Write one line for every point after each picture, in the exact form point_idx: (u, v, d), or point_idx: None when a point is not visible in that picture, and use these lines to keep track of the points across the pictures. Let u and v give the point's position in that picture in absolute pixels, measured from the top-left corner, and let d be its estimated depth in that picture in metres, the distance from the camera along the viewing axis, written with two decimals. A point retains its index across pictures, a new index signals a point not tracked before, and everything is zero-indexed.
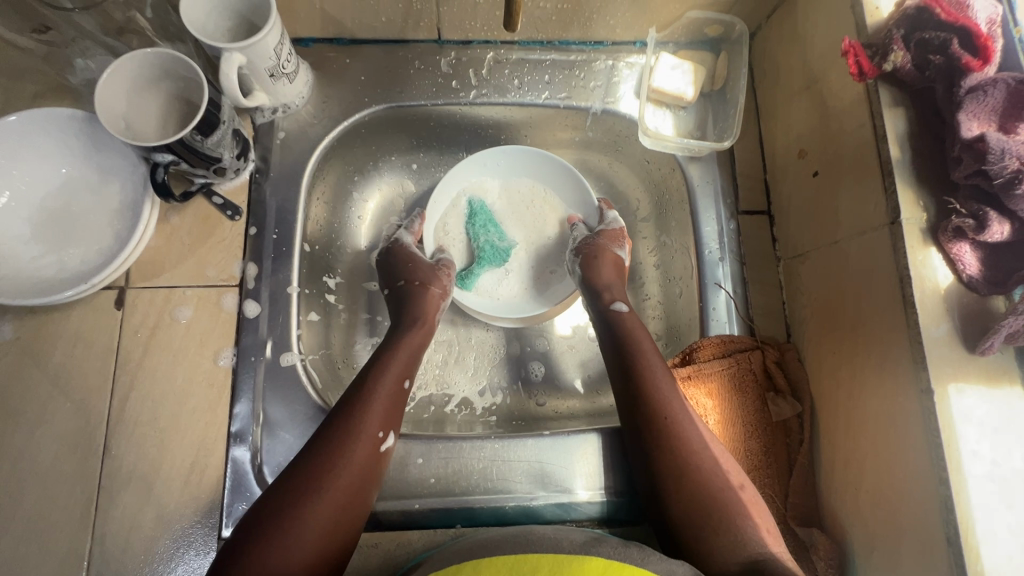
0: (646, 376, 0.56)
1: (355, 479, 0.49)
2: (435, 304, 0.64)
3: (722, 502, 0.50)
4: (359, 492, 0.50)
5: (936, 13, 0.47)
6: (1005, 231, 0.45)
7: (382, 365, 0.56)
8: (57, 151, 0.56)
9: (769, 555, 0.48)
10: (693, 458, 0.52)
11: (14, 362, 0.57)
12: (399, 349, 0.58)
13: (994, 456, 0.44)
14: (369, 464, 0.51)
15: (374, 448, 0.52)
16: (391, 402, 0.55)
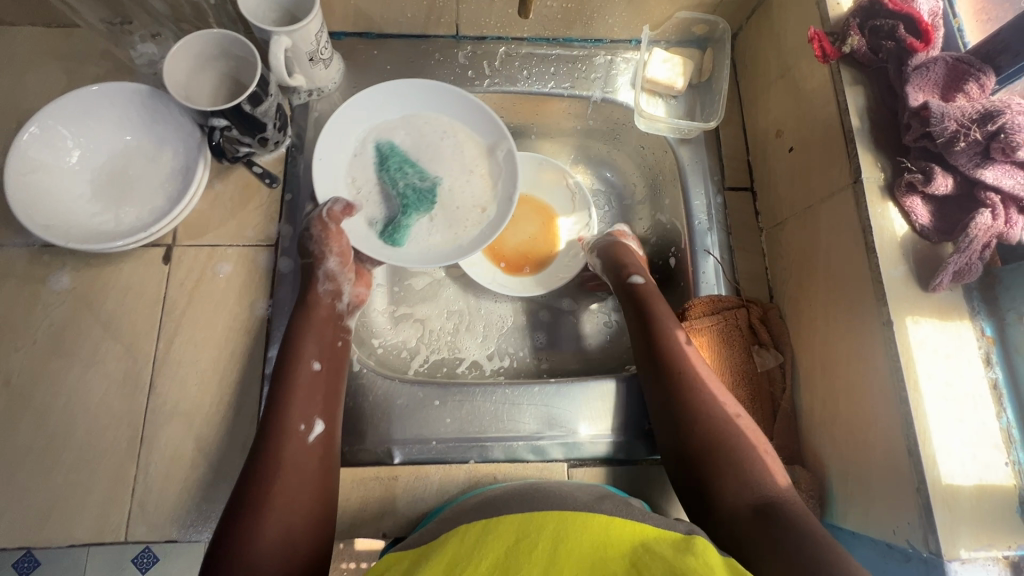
0: (665, 341, 0.63)
1: (296, 479, 0.51)
2: (337, 277, 0.63)
3: (736, 451, 0.54)
4: (310, 486, 0.51)
5: (886, 5, 0.56)
6: (948, 184, 0.52)
7: (292, 359, 0.58)
8: (120, 120, 0.64)
9: (781, 498, 0.51)
10: (706, 412, 0.57)
11: (71, 308, 0.63)
12: (301, 340, 0.59)
13: (944, 377, 0.50)
14: (307, 460, 0.53)
15: (301, 443, 0.53)
16: (306, 393, 0.56)
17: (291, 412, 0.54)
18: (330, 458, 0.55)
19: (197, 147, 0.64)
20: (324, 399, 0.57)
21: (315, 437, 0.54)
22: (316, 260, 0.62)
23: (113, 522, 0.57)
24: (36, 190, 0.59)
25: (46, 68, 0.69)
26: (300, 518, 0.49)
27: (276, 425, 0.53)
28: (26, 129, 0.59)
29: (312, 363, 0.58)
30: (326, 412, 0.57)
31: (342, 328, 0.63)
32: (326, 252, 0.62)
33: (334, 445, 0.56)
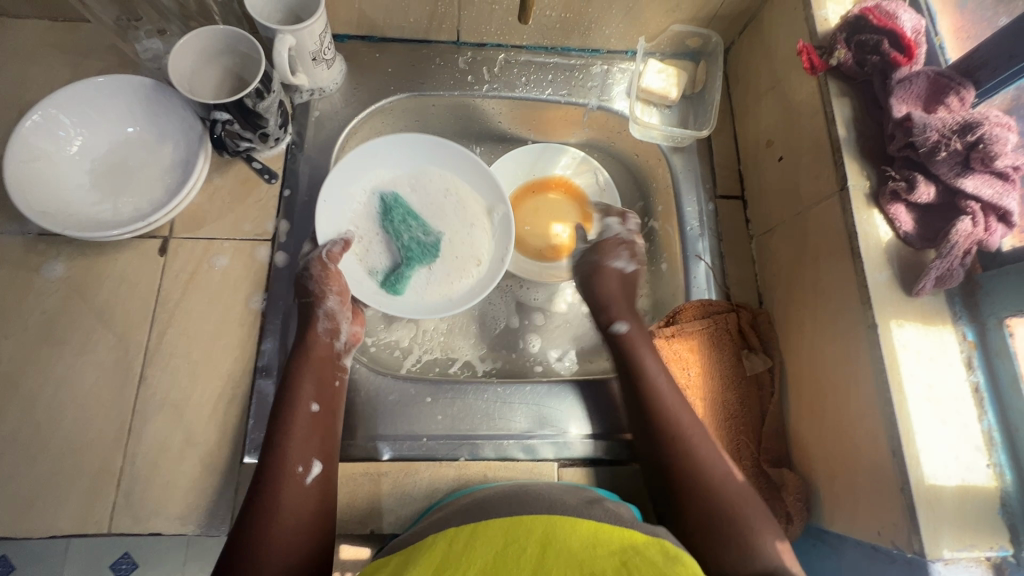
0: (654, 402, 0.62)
1: (291, 525, 0.51)
2: (337, 314, 0.63)
3: (731, 510, 0.54)
4: (306, 528, 0.52)
5: (870, 20, 0.58)
6: (931, 193, 0.54)
7: (292, 408, 0.57)
8: (123, 112, 0.64)
9: (780, 556, 0.51)
10: (699, 473, 0.57)
11: (64, 297, 0.63)
12: (298, 382, 0.58)
13: (927, 380, 0.51)
14: (303, 504, 0.52)
15: (297, 488, 0.53)
16: (303, 439, 0.55)
17: (287, 454, 0.54)
18: (329, 498, 0.55)
19: (198, 141, 0.65)
20: (320, 441, 0.57)
21: (312, 479, 0.54)
22: (315, 300, 0.63)
23: (98, 514, 0.57)
24: (36, 178, 0.59)
25: (51, 61, 0.70)
26: (298, 558, 0.50)
27: (273, 470, 0.53)
28: (29, 117, 0.59)
29: (309, 405, 0.58)
30: (324, 452, 0.56)
31: (340, 367, 0.63)
32: (326, 291, 0.63)
33: (333, 484, 0.56)
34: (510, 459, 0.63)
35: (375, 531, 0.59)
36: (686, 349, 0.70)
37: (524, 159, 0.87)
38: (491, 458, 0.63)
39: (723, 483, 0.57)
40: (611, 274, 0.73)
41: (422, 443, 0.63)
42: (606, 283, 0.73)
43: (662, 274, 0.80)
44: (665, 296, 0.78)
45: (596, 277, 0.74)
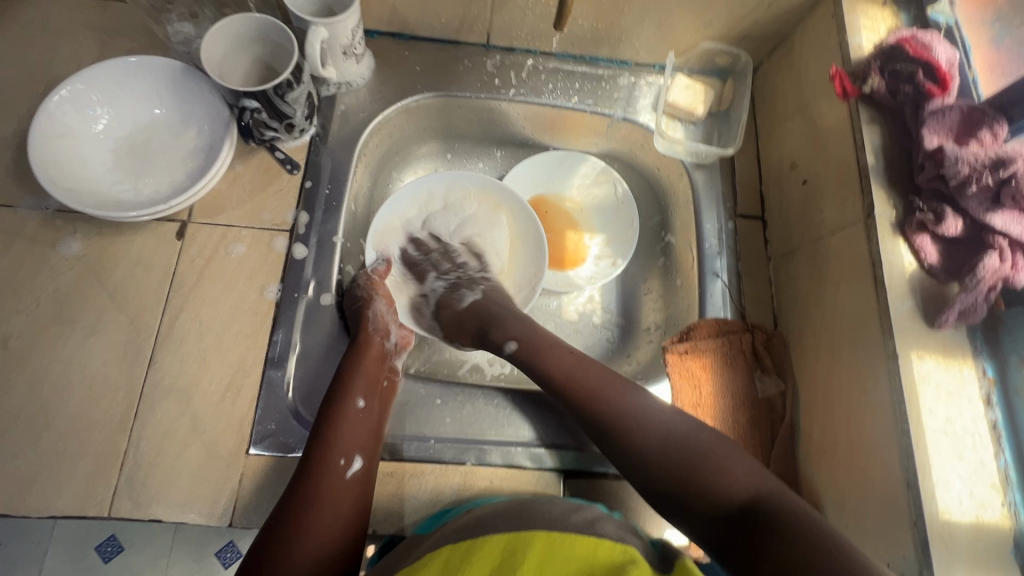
0: (572, 382, 0.59)
1: (329, 516, 0.52)
2: (384, 317, 0.67)
3: (693, 458, 0.52)
4: (343, 521, 0.53)
5: (906, 50, 0.58)
6: (958, 226, 0.54)
7: (341, 399, 0.59)
8: (150, 94, 0.64)
9: (765, 491, 0.49)
10: (637, 431, 0.55)
11: (78, 275, 0.62)
12: (351, 379, 0.60)
13: (946, 414, 0.51)
14: (342, 497, 0.54)
15: (340, 480, 0.54)
16: (349, 431, 0.57)
17: (332, 447, 0.56)
18: (366, 495, 0.56)
19: (223, 128, 0.64)
20: (365, 437, 0.58)
21: (353, 474, 0.55)
22: (363, 303, 0.66)
23: (98, 496, 0.56)
24: (60, 154, 0.59)
25: (79, 37, 0.70)
26: (331, 550, 0.51)
27: (316, 461, 0.54)
28: (58, 92, 0.59)
29: (359, 402, 0.59)
30: (367, 448, 0.58)
31: (389, 368, 0.65)
32: (373, 295, 0.67)
33: (371, 482, 0.57)
34: (519, 467, 0.62)
35: (378, 531, 0.59)
36: (699, 367, 0.68)
37: (545, 164, 0.87)
38: (498, 465, 0.62)
39: (739, 480, 0.50)
40: (467, 313, 0.70)
41: (430, 445, 0.62)
42: (488, 307, 0.69)
43: (676, 290, 0.80)
44: (678, 312, 0.78)
45: (468, 315, 0.69)
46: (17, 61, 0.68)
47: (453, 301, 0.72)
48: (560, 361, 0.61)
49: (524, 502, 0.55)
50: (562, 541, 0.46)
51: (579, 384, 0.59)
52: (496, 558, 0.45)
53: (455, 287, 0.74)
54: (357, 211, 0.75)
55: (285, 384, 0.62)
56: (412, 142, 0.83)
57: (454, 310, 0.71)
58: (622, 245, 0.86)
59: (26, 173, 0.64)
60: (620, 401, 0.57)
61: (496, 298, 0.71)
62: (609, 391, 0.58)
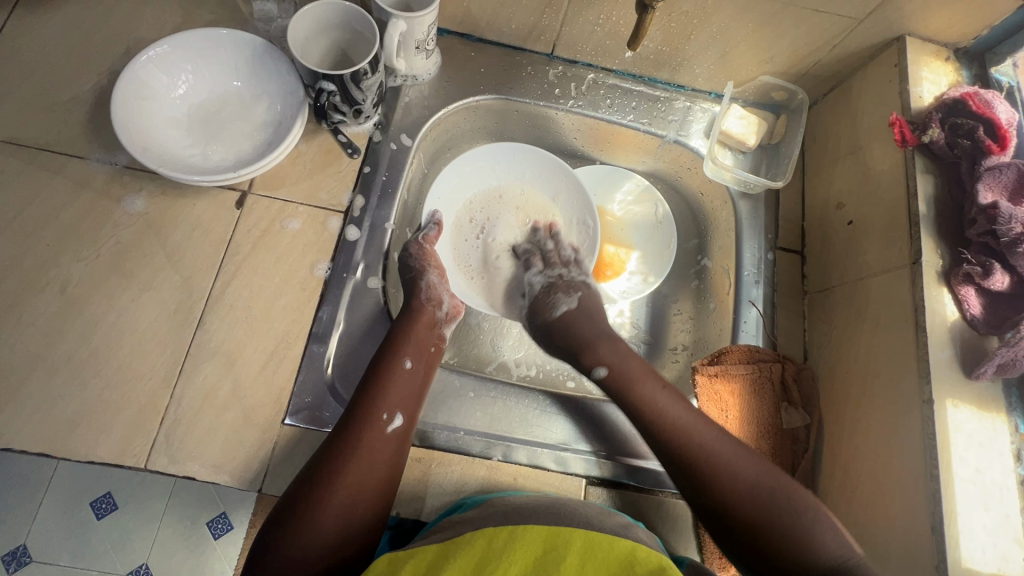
0: (652, 409, 0.62)
1: (367, 464, 0.54)
2: (437, 288, 0.69)
3: (775, 505, 0.55)
4: (379, 473, 0.55)
5: (969, 106, 0.60)
6: (1004, 282, 0.55)
7: (391, 355, 0.61)
8: (230, 66, 0.67)
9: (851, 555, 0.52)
10: (725, 466, 0.57)
11: (139, 231, 0.64)
12: (402, 342, 0.63)
13: (977, 464, 0.52)
14: (381, 449, 0.56)
15: (382, 432, 0.56)
16: (395, 391, 0.59)
17: (378, 401, 0.58)
18: (402, 453, 0.57)
19: (296, 106, 0.66)
20: (409, 397, 0.60)
21: (394, 429, 0.57)
22: (417, 273, 0.69)
23: (136, 447, 0.57)
24: (139, 114, 0.61)
25: (163, 4, 0.72)
26: (366, 498, 0.53)
27: (362, 413, 0.57)
28: (147, 52, 0.62)
29: (406, 362, 0.62)
30: (408, 408, 0.59)
31: (437, 336, 0.67)
32: (426, 266, 0.69)
33: (408, 442, 0.58)
34: (542, 468, 0.63)
35: (399, 513, 0.60)
36: (727, 392, 0.69)
37: (592, 176, 0.89)
38: (523, 463, 0.63)
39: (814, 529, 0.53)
40: (562, 329, 0.70)
41: (458, 436, 0.63)
42: (578, 325, 0.70)
43: (709, 314, 0.81)
44: (709, 336, 0.79)
45: (560, 329, 0.70)
46: (102, 20, 0.70)
47: (547, 307, 0.72)
48: (649, 388, 0.63)
49: (558, 501, 0.56)
50: (599, 539, 0.48)
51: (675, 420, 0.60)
52: (536, 548, 0.47)
53: (551, 288, 0.73)
54: (408, 199, 0.77)
55: (326, 359, 0.63)
56: (466, 140, 0.86)
57: (546, 317, 0.71)
58: (658, 263, 0.86)
59: (99, 127, 0.66)
60: (689, 420, 0.60)
61: (591, 316, 0.71)
62: (672, 414, 0.61)
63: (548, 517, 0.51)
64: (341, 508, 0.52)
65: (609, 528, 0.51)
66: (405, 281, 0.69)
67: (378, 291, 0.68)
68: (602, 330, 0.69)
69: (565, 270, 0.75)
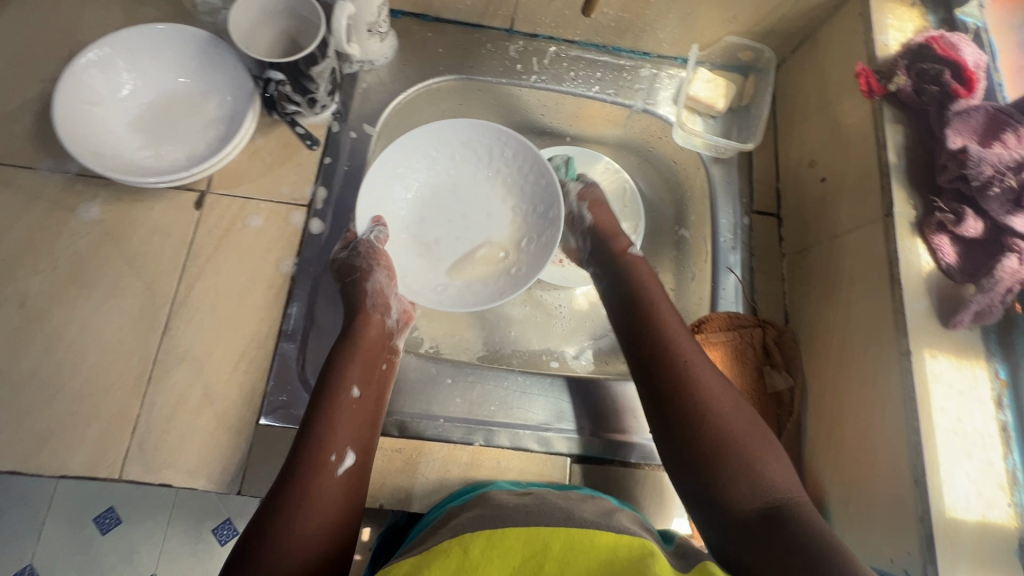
0: (654, 312, 0.61)
1: (316, 513, 0.48)
2: (385, 291, 0.63)
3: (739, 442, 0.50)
4: (331, 504, 0.50)
5: (934, 50, 0.59)
6: (978, 228, 0.54)
7: (338, 371, 0.57)
8: (178, 63, 0.65)
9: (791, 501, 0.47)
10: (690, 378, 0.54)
11: (96, 239, 0.62)
12: (347, 368, 0.57)
13: (957, 414, 0.51)
14: (333, 493, 0.50)
15: (331, 466, 0.51)
16: (345, 425, 0.54)
17: (324, 444, 0.52)
18: (359, 492, 0.53)
19: (248, 99, 0.64)
20: (356, 428, 0.55)
21: (347, 468, 0.52)
22: (361, 274, 0.62)
23: (110, 458, 0.56)
24: (84, 119, 0.60)
25: (104, 4, 0.70)
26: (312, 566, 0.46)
27: (308, 453, 0.51)
28: (86, 54, 0.60)
29: (353, 391, 0.56)
30: (360, 443, 0.54)
31: (389, 350, 0.62)
32: (373, 266, 0.62)
33: (364, 479, 0.53)
34: (526, 449, 0.63)
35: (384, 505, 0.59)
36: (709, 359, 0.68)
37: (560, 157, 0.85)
38: (507, 447, 0.63)
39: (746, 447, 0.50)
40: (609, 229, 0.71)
41: (437, 424, 0.63)
42: (613, 240, 0.70)
43: (688, 283, 0.79)
44: (690, 306, 0.77)
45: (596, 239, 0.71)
46: (41, 25, 0.68)
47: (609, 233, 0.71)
48: (669, 333, 0.58)
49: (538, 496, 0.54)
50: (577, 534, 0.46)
51: (682, 343, 0.57)
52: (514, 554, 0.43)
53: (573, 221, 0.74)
54: None
55: (298, 356, 0.62)
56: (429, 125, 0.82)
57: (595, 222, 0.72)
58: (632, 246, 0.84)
59: (47, 136, 0.64)
60: (699, 391, 0.53)
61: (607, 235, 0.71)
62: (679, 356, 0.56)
63: (527, 515, 0.49)
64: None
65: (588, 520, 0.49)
66: (348, 283, 0.62)
67: None
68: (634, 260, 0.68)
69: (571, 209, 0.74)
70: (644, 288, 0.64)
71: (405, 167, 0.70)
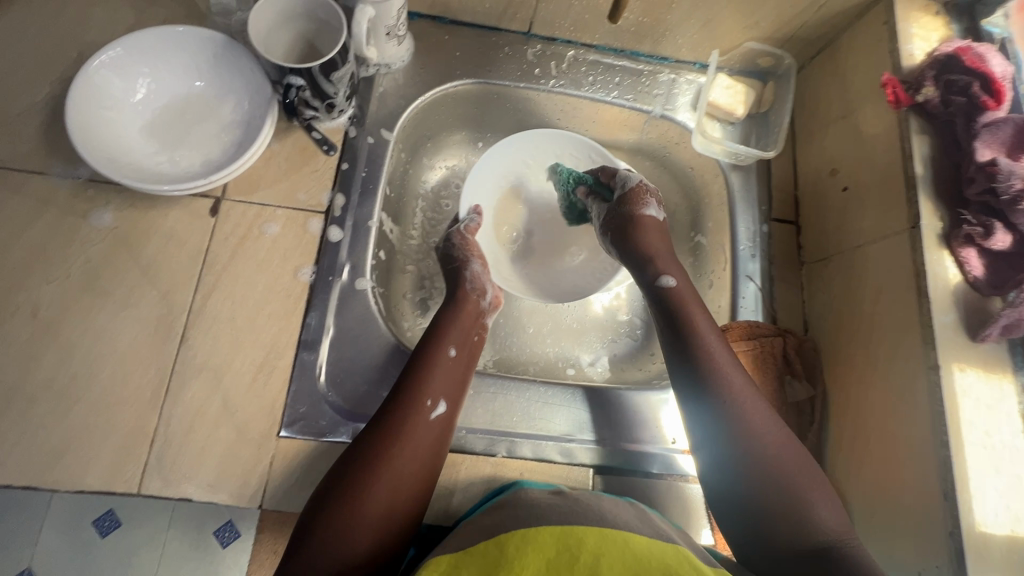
0: (692, 321, 0.59)
1: (408, 455, 0.52)
2: (481, 277, 0.69)
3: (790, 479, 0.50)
4: (415, 472, 0.52)
5: (963, 61, 0.58)
6: (1007, 241, 0.54)
7: (438, 343, 0.60)
8: (192, 65, 0.63)
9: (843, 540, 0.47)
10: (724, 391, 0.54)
11: (110, 246, 0.61)
12: (447, 329, 0.62)
13: (987, 429, 0.51)
14: (425, 437, 0.54)
15: (428, 425, 0.55)
16: (440, 378, 0.58)
17: (421, 388, 0.56)
18: (445, 437, 0.56)
19: (265, 104, 0.63)
20: (452, 385, 0.59)
21: (437, 416, 0.56)
22: (460, 263, 0.69)
23: (128, 472, 0.55)
24: (97, 123, 0.58)
25: (114, 4, 0.68)
26: (401, 501, 0.51)
27: (405, 399, 0.55)
28: (99, 56, 0.58)
29: (450, 350, 0.61)
30: (450, 395, 0.58)
31: (481, 325, 0.67)
32: (469, 257, 0.70)
33: (436, 463, 0.54)
34: (548, 461, 0.62)
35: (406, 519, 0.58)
36: None
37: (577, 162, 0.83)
38: (528, 458, 0.62)
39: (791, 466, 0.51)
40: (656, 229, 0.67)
41: (460, 436, 0.62)
42: (647, 235, 0.66)
43: (706, 290, 0.78)
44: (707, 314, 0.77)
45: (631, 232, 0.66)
46: (48, 24, 0.66)
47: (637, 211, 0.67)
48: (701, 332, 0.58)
49: (571, 497, 0.54)
50: (611, 537, 0.46)
51: (710, 344, 0.57)
52: (548, 549, 0.44)
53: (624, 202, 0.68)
54: (390, 195, 0.74)
55: (318, 367, 0.61)
56: (445, 128, 0.81)
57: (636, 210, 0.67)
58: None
59: (57, 140, 0.63)
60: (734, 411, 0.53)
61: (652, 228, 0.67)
62: (721, 372, 0.55)
63: (564, 515, 0.49)
64: (380, 506, 0.49)
65: (622, 522, 0.50)
66: (448, 273, 0.70)
67: (367, 292, 0.66)
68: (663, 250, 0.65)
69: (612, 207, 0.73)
70: (681, 296, 0.61)
71: (506, 164, 0.80)
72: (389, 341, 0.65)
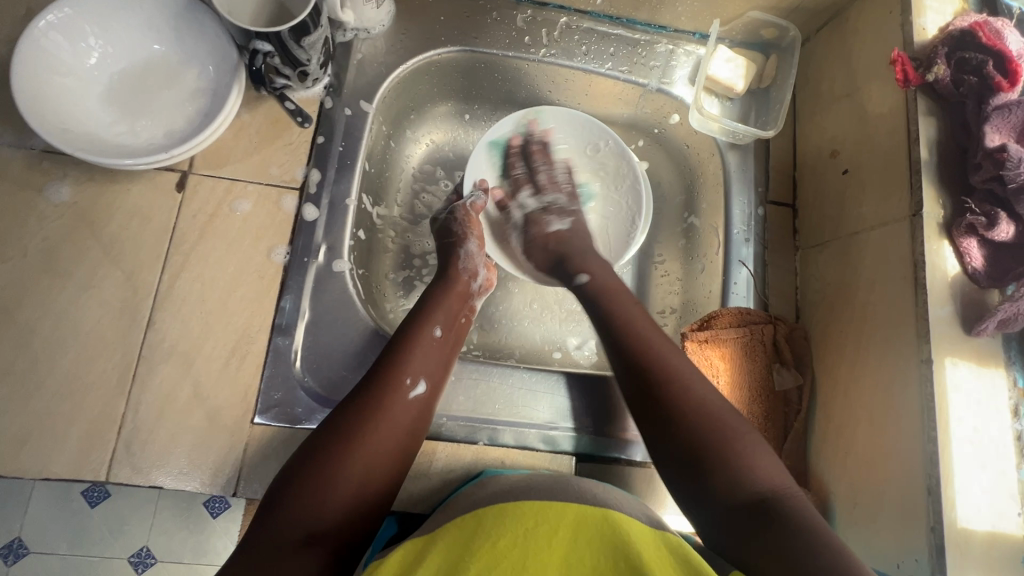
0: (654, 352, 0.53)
1: (386, 433, 0.50)
2: (475, 257, 0.66)
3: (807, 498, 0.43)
4: (396, 447, 0.51)
5: (978, 37, 0.55)
6: (1010, 232, 0.52)
7: (419, 322, 0.58)
8: (151, 27, 0.58)
9: None
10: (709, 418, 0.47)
11: (69, 223, 0.57)
12: (433, 309, 0.60)
13: (976, 424, 0.50)
14: (402, 416, 0.52)
15: (406, 401, 0.53)
16: (424, 356, 0.56)
17: (402, 366, 0.54)
18: (426, 418, 0.54)
19: (232, 72, 0.58)
20: (437, 365, 0.57)
21: (417, 395, 0.54)
22: (457, 239, 0.67)
23: (94, 461, 0.53)
24: (49, 92, 0.54)
25: None
26: (376, 478, 0.49)
27: (385, 376, 0.53)
28: (44, 17, 0.53)
29: (436, 330, 0.59)
30: (433, 376, 0.56)
31: (470, 307, 0.65)
32: (468, 234, 0.67)
33: (417, 440, 0.53)
34: (531, 449, 0.61)
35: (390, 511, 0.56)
36: (718, 357, 0.67)
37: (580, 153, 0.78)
38: (511, 446, 0.61)
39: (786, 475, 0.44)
40: (552, 240, 0.69)
41: (441, 422, 0.61)
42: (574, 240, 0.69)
43: (697, 274, 0.76)
44: (697, 298, 0.75)
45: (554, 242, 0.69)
46: None
47: (542, 223, 0.71)
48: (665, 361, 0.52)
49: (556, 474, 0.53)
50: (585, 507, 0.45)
51: (674, 372, 0.51)
52: (526, 521, 0.43)
53: (546, 209, 0.72)
54: (370, 171, 0.70)
55: (293, 352, 0.59)
56: (427, 100, 0.76)
57: (541, 233, 0.70)
58: (622, 215, 0.77)
59: (7, 107, 0.58)
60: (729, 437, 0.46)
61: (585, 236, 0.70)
62: (692, 390, 0.49)
63: (537, 489, 0.48)
64: (352, 484, 0.47)
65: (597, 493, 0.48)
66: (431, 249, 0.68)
67: (345, 273, 0.63)
68: (616, 295, 0.61)
69: (556, 194, 0.74)
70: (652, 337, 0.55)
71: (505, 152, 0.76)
72: (368, 325, 0.63)
